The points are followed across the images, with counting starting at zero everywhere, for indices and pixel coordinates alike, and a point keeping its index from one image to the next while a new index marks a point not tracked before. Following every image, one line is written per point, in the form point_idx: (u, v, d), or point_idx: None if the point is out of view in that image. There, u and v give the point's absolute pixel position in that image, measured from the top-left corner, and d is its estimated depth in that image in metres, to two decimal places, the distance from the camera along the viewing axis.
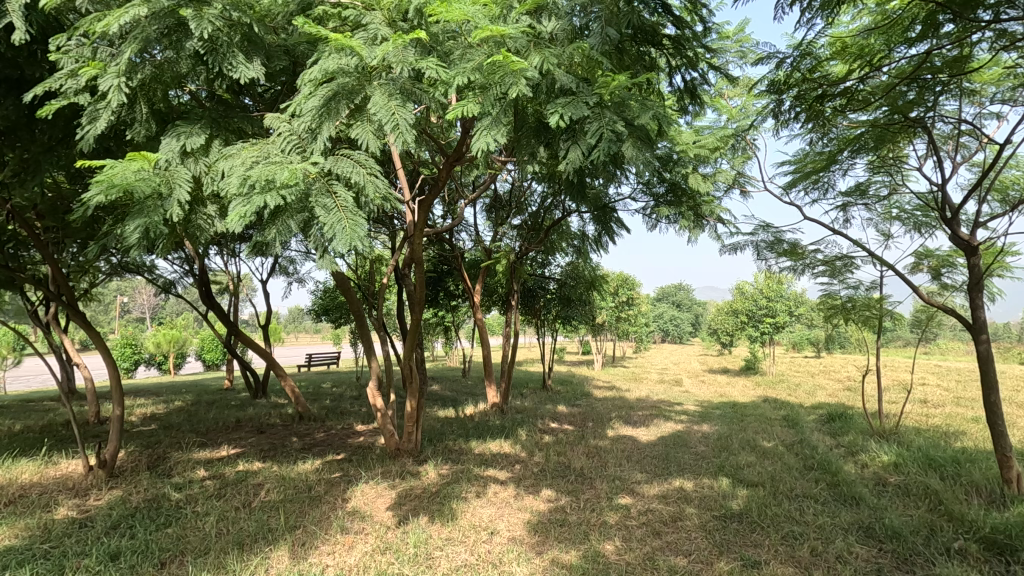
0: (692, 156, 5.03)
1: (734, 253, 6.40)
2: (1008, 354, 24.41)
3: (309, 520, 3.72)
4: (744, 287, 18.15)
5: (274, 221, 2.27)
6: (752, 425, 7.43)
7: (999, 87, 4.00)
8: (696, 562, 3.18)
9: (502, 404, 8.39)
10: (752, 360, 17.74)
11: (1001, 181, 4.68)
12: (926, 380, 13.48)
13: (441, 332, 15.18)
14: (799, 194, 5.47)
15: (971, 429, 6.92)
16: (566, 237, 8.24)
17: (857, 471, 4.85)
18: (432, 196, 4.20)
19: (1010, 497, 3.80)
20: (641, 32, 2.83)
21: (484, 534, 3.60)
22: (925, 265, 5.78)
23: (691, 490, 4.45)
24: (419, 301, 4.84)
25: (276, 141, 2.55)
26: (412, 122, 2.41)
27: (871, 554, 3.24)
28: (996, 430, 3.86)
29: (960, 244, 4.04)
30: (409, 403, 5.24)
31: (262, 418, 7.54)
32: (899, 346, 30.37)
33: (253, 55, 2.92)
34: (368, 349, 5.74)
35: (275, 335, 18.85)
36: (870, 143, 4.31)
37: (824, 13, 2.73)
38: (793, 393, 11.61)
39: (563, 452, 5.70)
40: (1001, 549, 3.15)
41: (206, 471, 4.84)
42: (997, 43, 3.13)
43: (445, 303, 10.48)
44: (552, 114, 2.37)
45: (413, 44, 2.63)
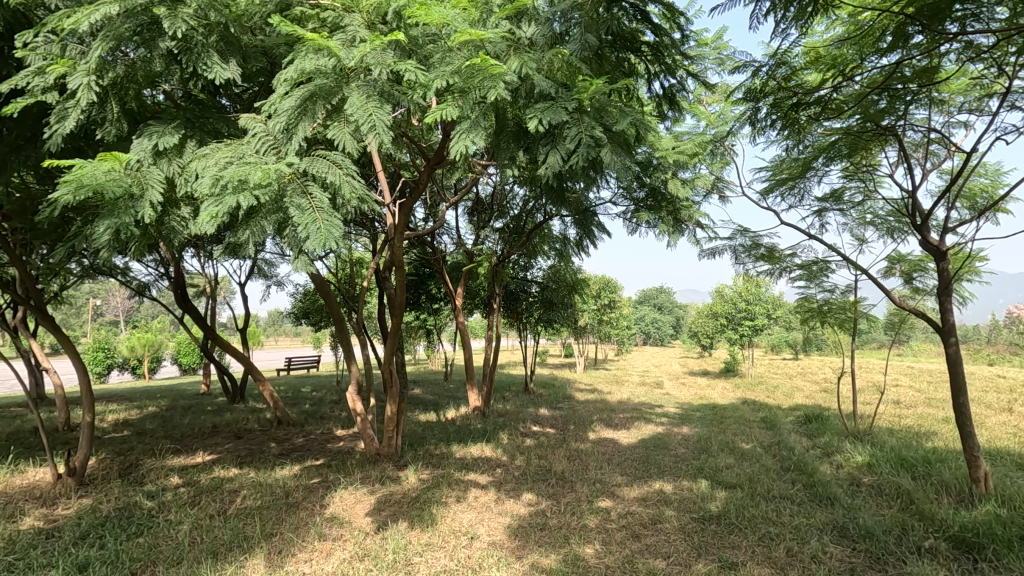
0: (672, 161, 5.10)
1: (713, 257, 6.49)
2: (976, 355, 25.25)
3: (286, 527, 3.66)
4: (724, 290, 18.43)
5: (248, 222, 2.23)
6: (731, 427, 7.54)
7: (966, 97, 4.13)
8: (675, 564, 3.20)
9: (484, 407, 8.37)
10: (732, 362, 18.03)
11: (970, 188, 4.81)
12: (899, 381, 13.84)
13: (423, 336, 15.15)
14: (775, 200, 5.56)
15: (941, 429, 7.09)
16: (548, 240, 8.26)
17: (832, 472, 4.93)
18: (412, 199, 4.17)
19: (978, 496, 3.88)
20: (620, 38, 2.83)
21: (464, 538, 3.58)
22: (898, 269, 5.91)
23: (671, 492, 4.49)
24: (400, 304, 4.77)
25: (251, 141, 2.50)
26: (390, 123, 2.39)
27: (845, 554, 3.29)
28: (964, 430, 3.95)
29: (929, 250, 4.14)
30: (390, 407, 5.19)
31: (240, 423, 7.40)
32: (873, 347, 31.17)
33: (229, 55, 2.87)
34: (347, 354, 5.56)
35: (255, 338, 18.61)
36: (844, 150, 4.40)
37: (798, 23, 2.74)
38: (772, 395, 11.82)
39: (545, 456, 5.70)
40: (969, 547, 3.23)
41: (181, 478, 4.74)
42: (965, 53, 3.20)
43: (428, 305, 10.44)
44: (531, 118, 2.39)
45: (392, 45, 2.60)
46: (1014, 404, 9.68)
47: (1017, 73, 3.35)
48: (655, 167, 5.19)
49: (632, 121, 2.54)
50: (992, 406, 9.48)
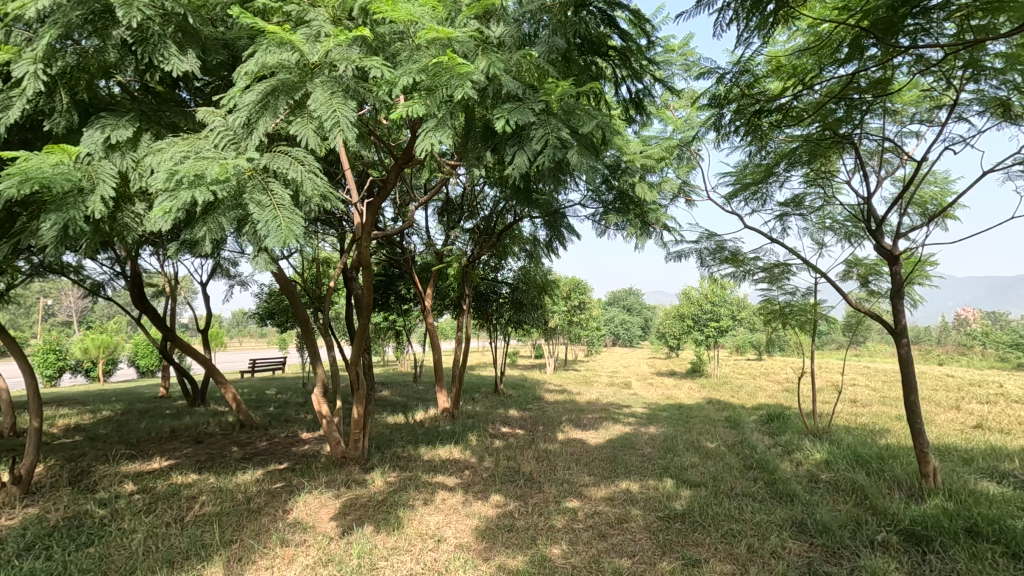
0: (639, 165, 5.21)
1: (679, 260, 6.62)
2: (927, 355, 26.43)
3: (246, 534, 3.56)
4: (691, 292, 18.80)
5: (205, 219, 2.16)
6: (697, 426, 7.69)
7: (918, 108, 4.31)
8: (640, 563, 3.24)
9: (453, 409, 8.32)
10: (698, 362, 18.41)
11: (921, 195, 5.01)
12: (856, 381, 14.36)
13: (392, 337, 14.98)
14: (739, 204, 5.70)
15: (894, 426, 7.38)
16: (518, 241, 8.29)
17: (792, 469, 5.08)
18: (380, 199, 4.12)
19: (927, 491, 4.05)
20: (589, 42, 2.85)
21: (431, 541, 3.55)
22: (855, 273, 6.13)
23: (637, 491, 4.55)
24: (368, 304, 4.71)
25: (209, 136, 2.43)
26: (354, 120, 2.34)
27: (803, 548, 3.39)
28: (914, 428, 4.11)
29: (883, 254, 4.30)
30: (356, 409, 5.10)
31: (200, 427, 7.17)
32: (831, 347, 32.29)
33: (187, 47, 2.77)
34: (313, 355, 5.46)
35: (218, 339, 18.08)
36: (804, 157, 4.53)
37: (760, 32, 2.81)
38: (736, 395, 12.11)
39: (514, 457, 5.70)
40: (918, 540, 3.37)
41: (135, 485, 4.56)
42: (916, 66, 3.33)
43: (397, 306, 10.33)
44: (498, 118, 2.39)
45: (357, 42, 2.57)
46: (961, 402, 10.13)
47: (964, 85, 3.51)
48: (624, 171, 5.29)
49: (598, 124, 2.55)
50: (941, 404, 9.92)
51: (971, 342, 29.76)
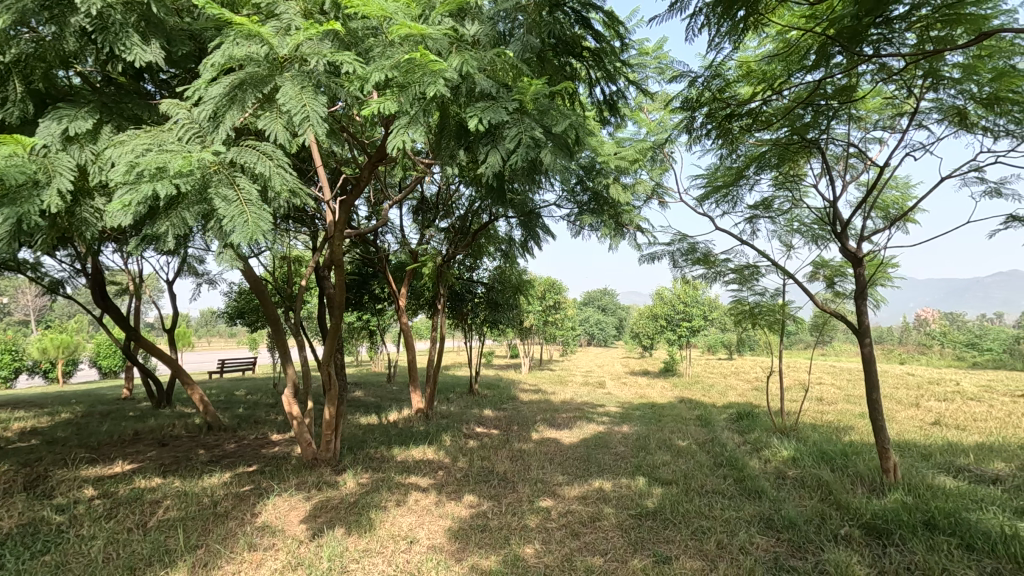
0: (613, 166, 5.28)
1: (652, 261, 6.71)
2: (889, 355, 27.32)
3: (212, 539, 3.47)
4: (664, 292, 19.06)
5: (169, 214, 2.10)
6: (669, 425, 7.80)
7: (881, 115, 4.45)
8: (612, 561, 3.26)
9: (428, 409, 8.27)
10: (670, 361, 18.67)
11: (884, 200, 5.18)
12: (823, 379, 14.74)
13: (366, 337, 14.82)
14: (711, 206, 5.80)
15: (858, 424, 7.60)
16: (494, 241, 8.29)
17: (760, 466, 5.18)
18: (353, 197, 4.07)
19: (888, 485, 4.18)
20: (563, 42, 2.86)
21: (403, 543, 3.52)
22: (821, 274, 6.30)
23: (610, 490, 4.58)
24: (340, 303, 4.64)
25: (173, 129, 2.35)
26: (325, 116, 2.30)
27: (769, 543, 3.47)
28: (877, 424, 4.23)
29: (848, 256, 4.42)
30: (328, 410, 5.02)
31: (164, 429, 6.96)
32: (800, 347, 33.10)
33: (151, 37, 2.69)
34: (284, 355, 5.35)
35: (185, 339, 17.58)
36: (773, 160, 4.63)
37: (731, 38, 2.85)
38: (707, 394, 12.31)
39: (487, 457, 5.69)
40: (879, 533, 3.47)
41: (95, 490, 4.40)
42: (879, 74, 3.43)
43: (371, 306, 10.22)
44: (471, 117, 2.38)
45: (329, 36, 2.53)
46: (921, 399, 10.50)
47: (924, 94, 3.63)
48: (598, 172, 5.34)
49: (572, 123, 2.56)
50: (902, 402, 10.27)
51: (930, 342, 30.88)
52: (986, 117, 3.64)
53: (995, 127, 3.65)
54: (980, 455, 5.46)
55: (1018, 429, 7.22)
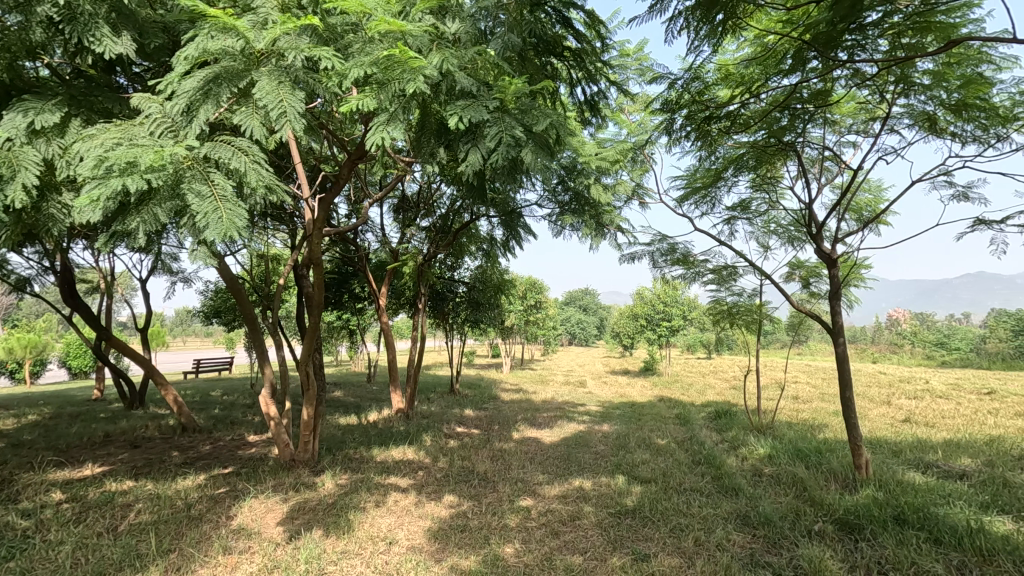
0: (595, 166, 5.30)
1: (632, 261, 6.75)
2: (862, 355, 27.94)
3: (186, 542, 3.39)
4: (644, 292, 19.24)
5: (139, 210, 2.05)
6: (648, 424, 7.87)
7: (855, 119, 4.54)
8: (591, 559, 3.28)
9: (408, 409, 8.22)
10: (650, 361, 18.84)
11: (858, 202, 5.29)
12: (798, 378, 15.01)
13: (345, 336, 14.66)
14: (690, 207, 5.85)
15: (832, 422, 7.76)
16: (475, 240, 8.27)
17: (738, 464, 5.26)
18: (331, 194, 4.02)
19: (860, 482, 4.27)
20: (543, 42, 2.86)
21: (382, 544, 3.48)
22: (797, 275, 6.41)
23: (590, 489, 4.60)
24: (319, 302, 4.58)
25: (144, 123, 2.29)
26: (302, 111, 2.26)
27: (746, 540, 3.52)
28: (850, 422, 4.32)
29: (823, 257, 4.51)
30: (306, 411, 4.95)
31: (137, 431, 6.80)
32: (776, 347, 33.66)
33: (122, 29, 2.62)
34: (261, 355, 5.27)
35: (159, 339, 17.20)
36: (750, 162, 4.69)
37: (710, 41, 2.89)
38: (686, 393, 12.45)
39: (468, 457, 5.67)
40: (851, 528, 3.55)
41: (64, 494, 4.27)
42: (853, 79, 3.50)
43: (351, 305, 10.11)
44: (452, 115, 2.36)
45: (307, 31, 2.50)
46: (892, 398, 10.77)
47: (895, 99, 3.72)
48: (579, 172, 5.36)
49: (552, 123, 2.56)
50: (875, 400, 10.51)
51: (901, 341, 31.70)
52: (955, 123, 3.73)
53: (963, 133, 3.76)
54: (947, 451, 5.62)
55: (984, 426, 7.44)
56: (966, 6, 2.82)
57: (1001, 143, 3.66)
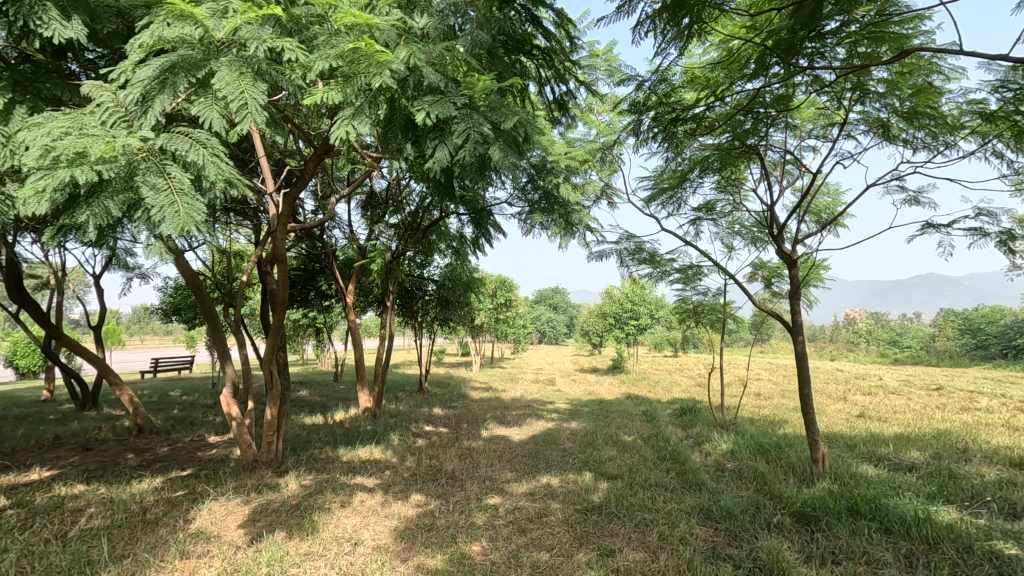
0: (564, 166, 5.32)
1: (600, 260, 6.82)
2: (821, 353, 28.88)
3: (140, 547, 3.28)
4: (613, 291, 19.48)
5: (90, 203, 1.96)
6: (616, 421, 7.97)
7: (815, 124, 4.68)
8: (558, 555, 3.30)
9: (375, 408, 8.12)
10: (618, 359, 19.09)
11: (817, 205, 5.46)
12: (760, 375, 15.46)
13: (312, 335, 14.40)
14: (657, 207, 5.94)
15: (792, 417, 8.01)
16: (445, 238, 8.23)
17: (701, 459, 5.37)
18: (296, 189, 3.93)
19: (817, 475, 4.42)
20: (513, 39, 2.86)
21: (347, 545, 3.43)
22: (760, 275, 6.59)
23: (557, 485, 4.64)
24: (283, 300, 4.47)
25: (95, 112, 2.20)
26: (264, 104, 2.20)
27: (708, 533, 3.60)
28: (808, 418, 4.46)
29: (784, 257, 4.64)
30: (269, 411, 4.83)
31: (89, 432, 6.52)
32: (740, 345, 34.54)
33: (72, 12, 2.51)
34: (222, 354, 5.13)
35: (114, 338, 16.55)
36: (715, 164, 4.79)
37: (676, 44, 2.94)
38: (653, 390, 12.65)
39: (436, 455, 5.64)
40: (808, 520, 3.67)
41: (8, 499, 4.07)
42: (813, 85, 3.61)
43: (317, 303, 9.93)
44: (419, 110, 2.34)
45: (270, 21, 2.44)
46: (849, 394, 11.16)
47: (852, 106, 3.85)
48: (549, 171, 5.39)
49: (520, 120, 2.55)
50: (832, 396, 10.89)
51: (857, 340, 32.93)
52: (907, 130, 3.89)
53: (914, 140, 3.92)
54: (898, 444, 5.87)
55: (932, 420, 7.80)
56: (917, 18, 2.94)
57: (949, 150, 3.84)
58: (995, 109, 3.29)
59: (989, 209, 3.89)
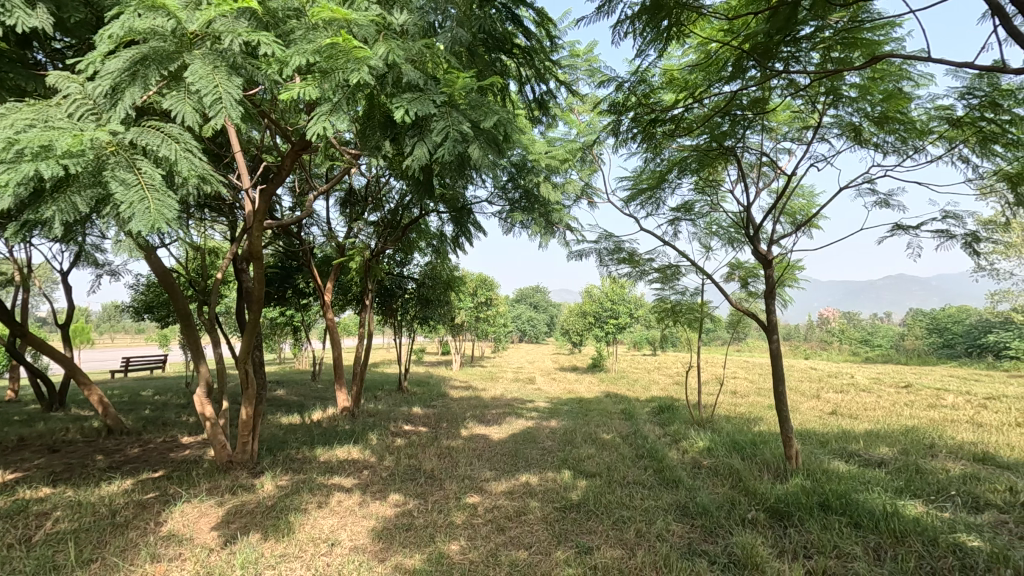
0: (544, 165, 5.34)
1: (580, 259, 6.85)
2: (796, 351, 29.44)
3: (109, 551, 3.19)
4: (593, 290, 19.61)
5: (55, 198, 1.90)
6: (595, 419, 8.02)
7: (790, 127, 4.77)
8: (536, 553, 3.32)
9: (353, 408, 8.04)
10: (598, 358, 19.22)
11: (792, 206, 5.57)
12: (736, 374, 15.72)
13: (289, 333, 14.20)
14: (636, 207, 5.99)
15: (767, 415, 8.16)
16: (425, 236, 8.19)
17: (678, 457, 5.44)
18: (273, 185, 3.87)
19: (790, 471, 4.51)
20: (493, 38, 2.85)
21: (324, 546, 3.40)
22: (736, 275, 6.69)
23: (536, 484, 4.65)
24: (259, 298, 4.40)
25: (61, 104, 2.13)
26: (239, 98, 2.16)
27: (684, 530, 3.65)
28: (782, 416, 4.54)
29: (759, 258, 4.71)
30: (245, 410, 4.75)
31: (56, 434, 6.33)
32: (717, 343, 35.03)
33: (38, 1, 2.42)
34: (195, 353, 5.02)
35: (83, 337, 16.10)
36: (694, 165, 4.85)
37: (655, 45, 2.96)
38: (632, 388, 12.77)
39: (415, 455, 5.61)
40: (781, 515, 3.74)
41: None
42: (788, 89, 3.67)
43: (295, 301, 9.79)
44: (397, 107, 2.32)
45: (246, 14, 2.39)
46: (822, 392, 11.41)
47: (826, 110, 3.93)
48: (529, 170, 5.40)
49: (500, 119, 2.55)
50: (806, 394, 11.11)
51: (830, 339, 33.66)
52: (878, 134, 3.98)
53: (885, 144, 4.02)
54: (868, 441, 6.01)
55: (900, 417, 8.02)
56: (889, 25, 3.02)
57: (918, 154, 3.94)
58: (961, 115, 3.41)
59: (955, 211, 4.01)
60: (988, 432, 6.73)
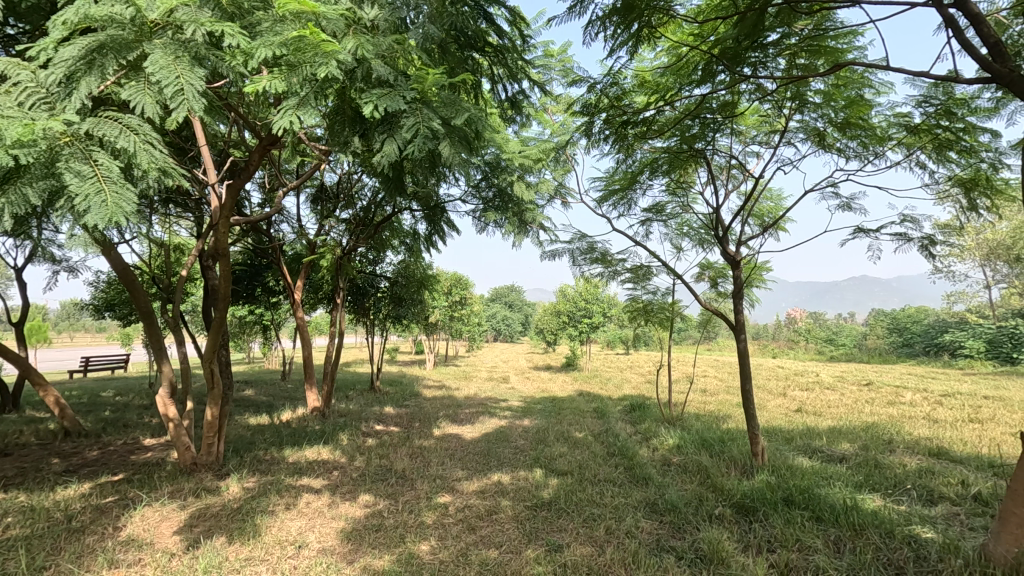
0: (517, 164, 5.35)
1: (553, 259, 6.87)
2: (765, 351, 30.10)
3: (64, 558, 3.07)
4: (567, 289, 19.72)
5: (3, 190, 1.82)
6: (567, 418, 8.06)
7: (758, 131, 4.87)
8: (507, 552, 3.32)
9: (323, 408, 7.91)
10: (572, 357, 19.35)
11: (760, 209, 5.70)
12: (706, 373, 16.00)
13: (259, 332, 13.90)
14: (608, 208, 6.04)
15: (735, 412, 8.33)
16: (398, 234, 8.12)
17: (649, 454, 5.51)
18: (239, 180, 3.78)
19: (756, 468, 4.61)
20: (465, 35, 2.84)
21: (291, 548, 3.33)
22: (706, 275, 6.81)
23: (508, 483, 4.65)
24: (225, 295, 4.30)
25: (11, 92, 2.04)
26: (202, 89, 2.10)
27: (653, 526, 3.71)
28: (749, 413, 4.64)
29: (729, 259, 4.79)
30: (209, 411, 4.62)
31: (8, 436, 6.07)
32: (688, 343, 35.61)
33: None
34: (158, 353, 4.86)
35: (40, 336, 15.48)
36: (665, 166, 4.91)
37: (626, 47, 2.99)
38: (606, 387, 12.87)
39: (386, 455, 5.55)
40: (746, 511, 3.83)
41: None
42: (756, 93, 3.74)
43: (264, 299, 9.59)
44: (367, 102, 2.30)
45: (210, 5, 2.34)
46: (788, 390, 11.69)
47: (792, 114, 4.02)
48: (503, 169, 5.39)
49: (470, 116, 2.54)
50: (773, 392, 11.39)
51: (797, 339, 34.54)
52: (841, 139, 4.10)
53: (847, 149, 4.13)
54: (830, 437, 6.19)
55: (862, 414, 8.25)
56: (851, 33, 3.11)
57: (878, 158, 4.07)
58: (919, 122, 3.54)
59: (912, 215, 4.17)
60: (942, 428, 7.00)
